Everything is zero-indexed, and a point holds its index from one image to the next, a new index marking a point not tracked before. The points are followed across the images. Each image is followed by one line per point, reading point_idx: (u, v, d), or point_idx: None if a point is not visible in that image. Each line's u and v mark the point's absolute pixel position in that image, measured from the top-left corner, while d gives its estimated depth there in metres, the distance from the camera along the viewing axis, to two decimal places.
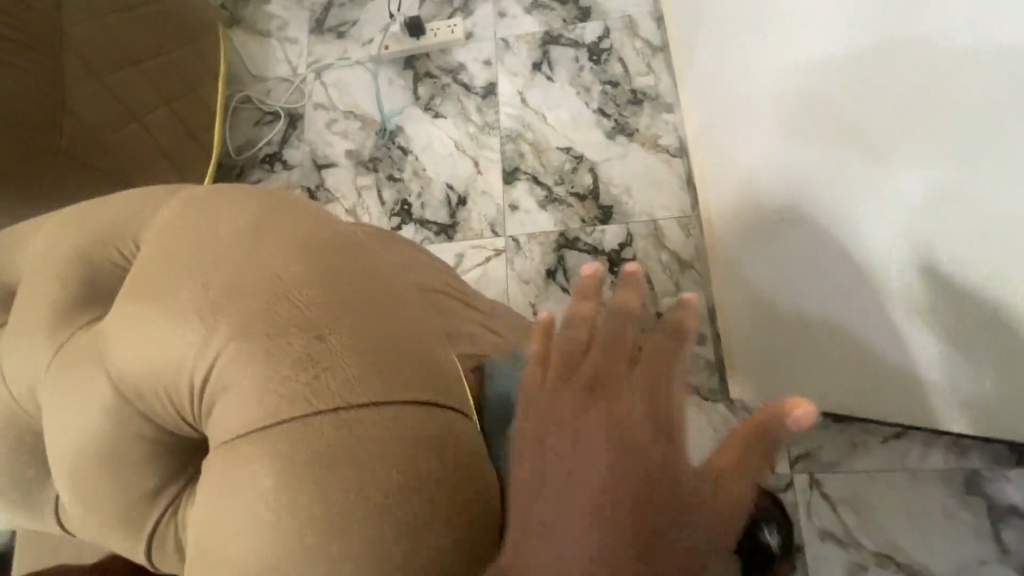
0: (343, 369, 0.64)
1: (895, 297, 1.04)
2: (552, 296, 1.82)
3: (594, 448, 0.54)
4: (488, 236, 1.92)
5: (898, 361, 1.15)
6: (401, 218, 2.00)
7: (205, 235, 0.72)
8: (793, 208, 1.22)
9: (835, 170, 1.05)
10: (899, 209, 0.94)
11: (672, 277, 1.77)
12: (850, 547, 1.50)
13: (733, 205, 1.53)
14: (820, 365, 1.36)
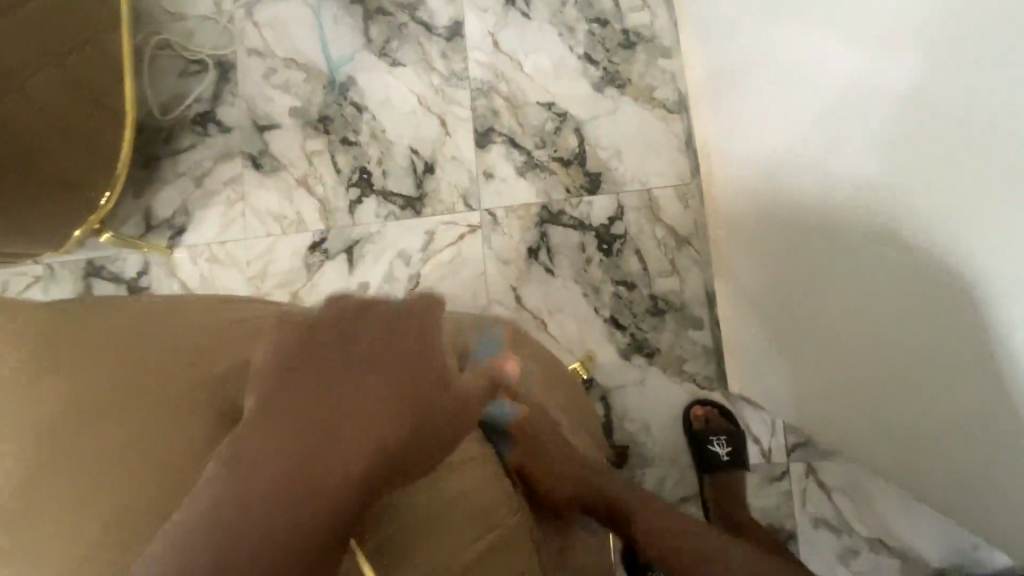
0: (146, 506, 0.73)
1: (870, 328, 0.97)
2: (534, 278, 1.65)
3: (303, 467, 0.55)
4: (461, 209, 1.70)
5: (868, 392, 1.05)
6: (361, 188, 1.76)
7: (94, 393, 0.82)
8: (797, 241, 1.15)
9: (831, 209, 1.00)
10: (885, 225, 0.87)
11: (668, 254, 1.60)
12: (843, 533, 1.49)
13: (733, 219, 1.46)
14: (815, 389, 1.25)
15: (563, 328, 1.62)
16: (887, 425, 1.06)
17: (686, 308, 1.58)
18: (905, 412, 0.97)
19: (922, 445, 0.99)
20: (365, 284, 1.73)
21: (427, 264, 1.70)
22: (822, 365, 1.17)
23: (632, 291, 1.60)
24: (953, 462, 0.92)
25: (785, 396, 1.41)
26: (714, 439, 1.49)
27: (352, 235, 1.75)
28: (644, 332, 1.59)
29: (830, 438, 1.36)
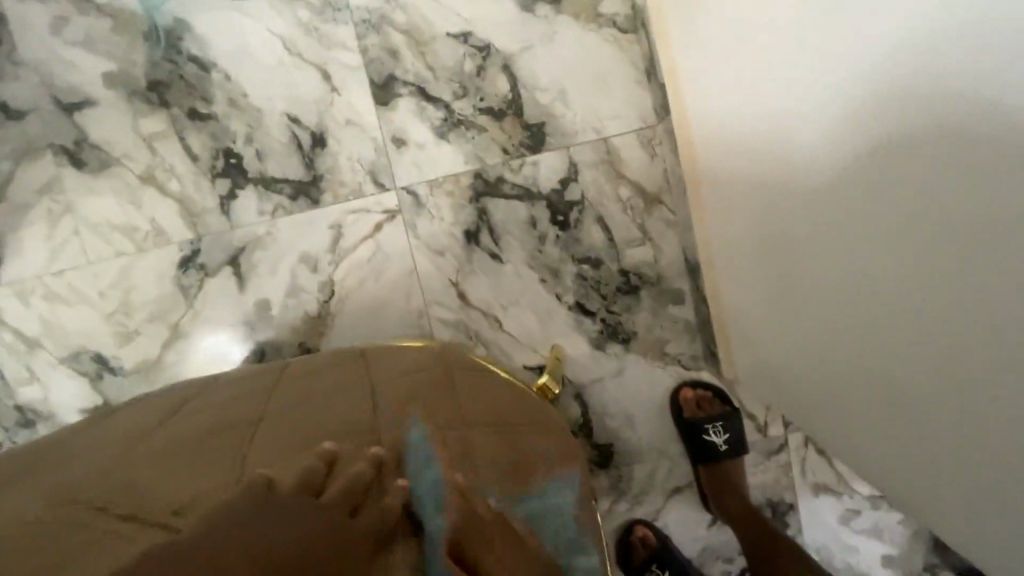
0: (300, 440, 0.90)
1: (874, 325, 0.85)
2: (479, 267, 1.33)
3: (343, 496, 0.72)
4: (372, 190, 1.31)
5: (880, 392, 0.89)
6: (232, 178, 1.32)
7: (225, 438, 0.91)
8: (767, 228, 1.04)
9: (814, 202, 0.89)
10: (886, 216, 0.75)
11: (636, 218, 1.31)
12: (844, 495, 1.40)
13: (713, 187, 1.17)
14: (827, 396, 1.05)
15: (522, 322, 1.34)
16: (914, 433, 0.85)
17: (663, 281, 1.33)
18: (938, 411, 0.78)
19: (969, 468, 0.76)
20: (266, 301, 1.35)
21: (340, 267, 1.33)
22: (835, 377, 0.99)
23: (599, 270, 1.32)
24: (1005, 489, 0.70)
25: (786, 386, 1.19)
26: (711, 427, 1.31)
27: (233, 242, 1.33)
28: (617, 314, 1.34)
29: (842, 446, 1.13)
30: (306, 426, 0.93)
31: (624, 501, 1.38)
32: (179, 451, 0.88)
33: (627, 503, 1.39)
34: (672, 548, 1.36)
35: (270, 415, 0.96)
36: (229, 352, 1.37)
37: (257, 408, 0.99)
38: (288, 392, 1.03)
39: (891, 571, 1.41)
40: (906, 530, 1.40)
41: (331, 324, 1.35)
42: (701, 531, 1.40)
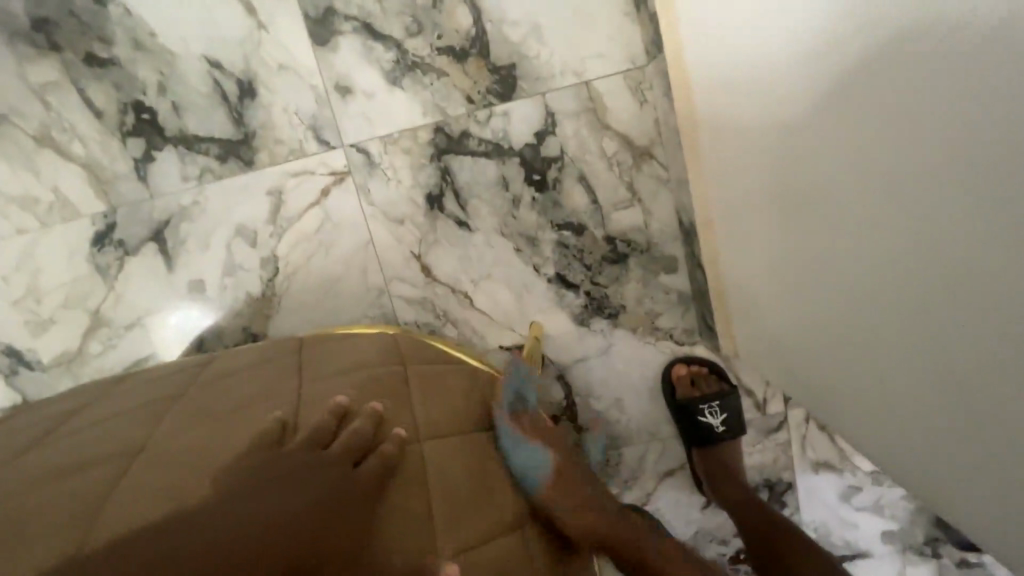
0: (262, 404, 0.82)
1: (873, 310, 0.74)
2: (444, 236, 1.16)
3: (325, 480, 0.68)
4: (315, 150, 1.12)
5: (887, 379, 0.77)
6: (146, 137, 1.11)
7: (177, 411, 0.83)
8: (755, 197, 0.92)
9: (803, 172, 0.78)
10: (881, 187, 0.65)
11: (624, 176, 1.15)
12: (845, 473, 1.31)
13: (709, 147, 1.00)
14: (831, 382, 0.92)
15: (496, 297, 1.18)
16: (925, 420, 0.73)
17: (655, 248, 1.18)
18: (948, 395, 0.67)
19: (986, 460, 0.64)
20: (200, 282, 1.17)
21: (284, 241, 1.15)
22: (841, 359, 0.86)
23: (581, 235, 1.16)
24: None
25: (789, 370, 1.05)
26: (708, 408, 1.18)
27: (154, 213, 1.14)
28: (603, 287, 1.19)
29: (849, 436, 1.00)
30: (260, 402, 0.83)
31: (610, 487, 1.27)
32: (112, 437, 0.79)
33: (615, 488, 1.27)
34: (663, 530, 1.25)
35: (223, 388, 0.87)
36: (162, 340, 1.20)
37: (202, 386, 0.89)
38: (241, 370, 0.92)
39: (892, 547, 1.33)
40: (908, 505, 1.32)
41: (278, 306, 1.18)
42: (694, 515, 1.28)
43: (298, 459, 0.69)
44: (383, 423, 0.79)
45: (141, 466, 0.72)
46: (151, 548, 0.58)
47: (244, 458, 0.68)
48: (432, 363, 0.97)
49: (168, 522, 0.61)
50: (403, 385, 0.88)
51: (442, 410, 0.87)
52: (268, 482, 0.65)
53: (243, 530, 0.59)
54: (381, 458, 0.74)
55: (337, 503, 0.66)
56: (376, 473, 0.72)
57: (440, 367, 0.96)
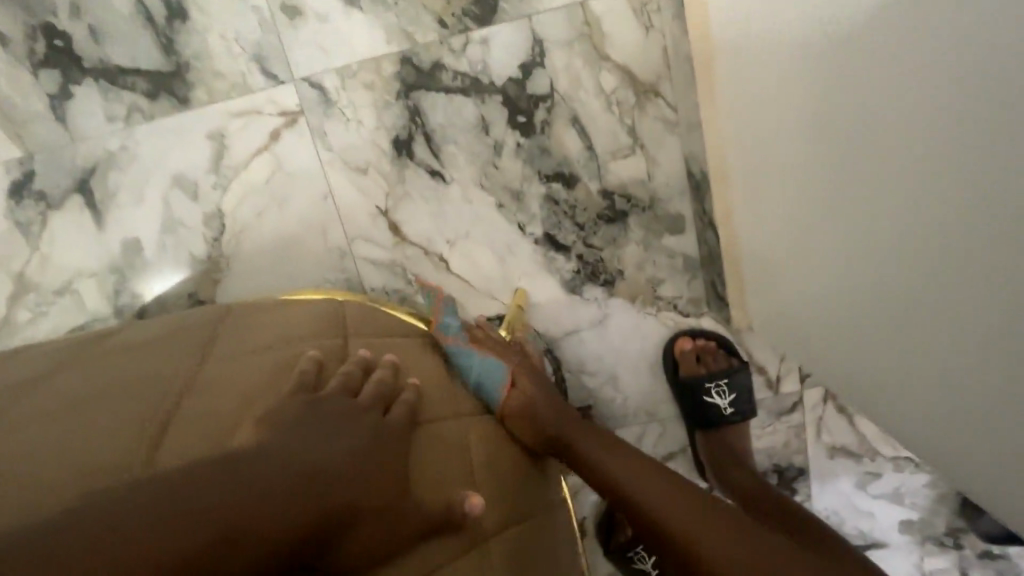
0: (233, 359, 0.70)
1: (870, 294, 0.65)
2: (414, 188, 1.00)
3: (358, 424, 0.63)
4: (260, 85, 0.95)
5: (894, 366, 0.66)
6: (61, 68, 0.94)
7: (121, 371, 0.68)
8: (758, 160, 0.81)
9: (803, 134, 0.67)
10: (876, 152, 0.56)
11: (624, 119, 0.98)
12: (864, 458, 1.18)
13: (719, 92, 0.86)
14: (850, 366, 0.77)
15: (476, 260, 1.03)
16: (938, 412, 0.62)
17: (658, 204, 1.02)
18: (994, 391, 0.52)
19: None
20: (136, 241, 1.02)
21: (230, 193, 0.99)
22: (862, 342, 0.71)
23: (574, 189, 1.01)
24: None
25: (803, 348, 0.90)
26: (714, 387, 1.05)
27: (78, 159, 0.98)
28: (598, 250, 1.04)
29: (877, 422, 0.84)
30: (249, 354, 0.71)
31: None
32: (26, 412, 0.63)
33: None
34: None
35: (167, 341, 0.73)
36: (91, 308, 1.04)
37: (123, 345, 0.73)
38: (169, 327, 0.77)
39: (909, 538, 1.21)
40: (930, 493, 1.20)
41: (226, 268, 1.03)
42: None
43: (332, 405, 0.64)
44: (397, 374, 0.73)
45: (114, 427, 0.60)
46: (175, 496, 0.46)
47: (269, 416, 0.60)
48: (392, 330, 0.82)
49: (184, 487, 0.47)
50: (406, 340, 0.82)
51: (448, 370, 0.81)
52: (305, 428, 0.59)
53: (295, 484, 0.53)
54: (405, 410, 0.69)
55: (378, 445, 0.62)
56: (403, 421, 0.67)
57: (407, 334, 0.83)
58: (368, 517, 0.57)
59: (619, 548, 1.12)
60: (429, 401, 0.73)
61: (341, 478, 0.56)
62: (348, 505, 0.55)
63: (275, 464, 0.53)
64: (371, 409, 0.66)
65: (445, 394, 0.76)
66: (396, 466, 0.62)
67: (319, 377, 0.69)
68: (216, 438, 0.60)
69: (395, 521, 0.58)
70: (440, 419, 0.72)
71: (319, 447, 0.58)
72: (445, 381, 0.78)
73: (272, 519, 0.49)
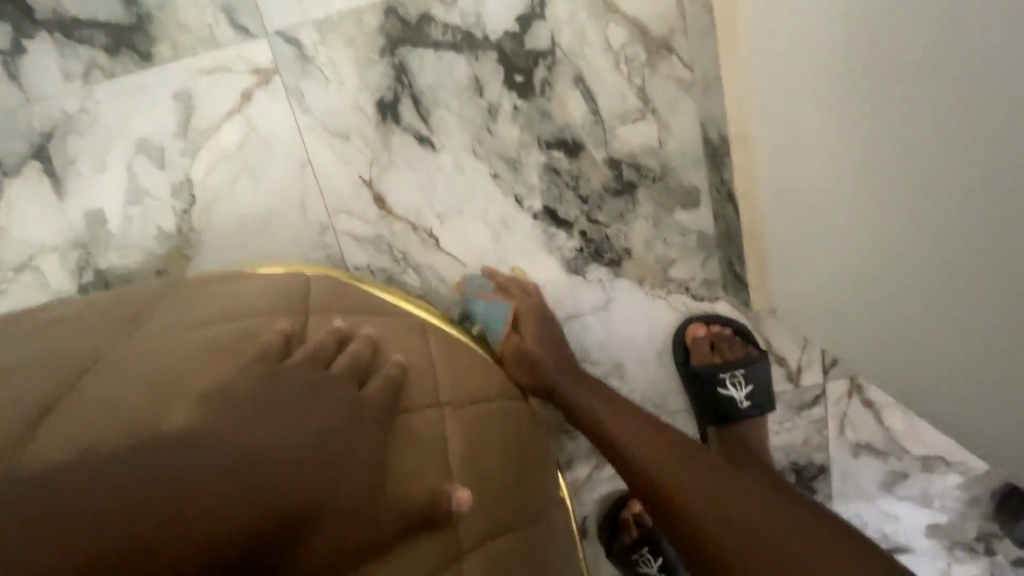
0: (190, 332, 0.61)
1: (947, 273, 0.56)
2: (401, 155, 0.91)
3: (336, 406, 0.55)
4: (232, 40, 0.87)
5: (943, 345, 0.60)
6: (14, 20, 0.85)
7: (58, 343, 0.59)
8: (792, 118, 0.71)
9: (849, 88, 0.60)
10: (968, 92, 0.47)
11: (633, 78, 0.88)
12: (890, 457, 1.08)
13: (750, 45, 0.77)
14: (904, 352, 0.68)
15: (469, 235, 0.94)
16: (993, 393, 0.56)
17: (671, 175, 0.93)
18: None
19: None
20: (99, 215, 0.92)
21: (200, 161, 0.91)
22: (926, 326, 0.62)
23: (577, 156, 0.91)
24: None
25: (843, 333, 0.80)
26: (729, 378, 0.96)
27: (32, 122, 0.89)
28: (603, 226, 0.94)
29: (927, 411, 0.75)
30: (203, 327, 0.62)
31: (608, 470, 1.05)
32: None
33: (613, 470, 1.05)
34: None
35: (113, 316, 0.64)
36: (43, 290, 0.93)
37: (60, 319, 0.64)
38: (118, 301, 0.68)
39: (937, 543, 1.11)
40: (963, 496, 1.09)
41: (198, 244, 0.93)
42: None
43: (298, 375, 0.55)
44: (374, 352, 0.65)
45: (37, 399, 0.51)
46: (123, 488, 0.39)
47: (228, 386, 0.50)
48: (373, 307, 0.73)
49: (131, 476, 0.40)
50: (386, 316, 0.73)
51: (437, 348, 0.71)
52: (273, 407, 0.50)
53: (254, 470, 0.45)
54: (382, 385, 0.61)
55: (355, 433, 0.54)
56: (384, 408, 0.59)
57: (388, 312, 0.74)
58: (346, 517, 0.49)
59: (624, 550, 1.04)
60: (414, 382, 0.65)
61: (307, 461, 0.48)
62: (315, 495, 0.48)
63: (239, 453, 0.45)
64: (349, 388, 0.58)
65: (432, 373, 0.67)
66: (376, 458, 0.55)
67: (288, 347, 0.60)
68: (154, 405, 0.50)
69: (377, 522, 0.51)
70: (426, 404, 0.64)
71: (291, 432, 0.49)
72: (433, 359, 0.69)
73: (226, 505, 0.42)
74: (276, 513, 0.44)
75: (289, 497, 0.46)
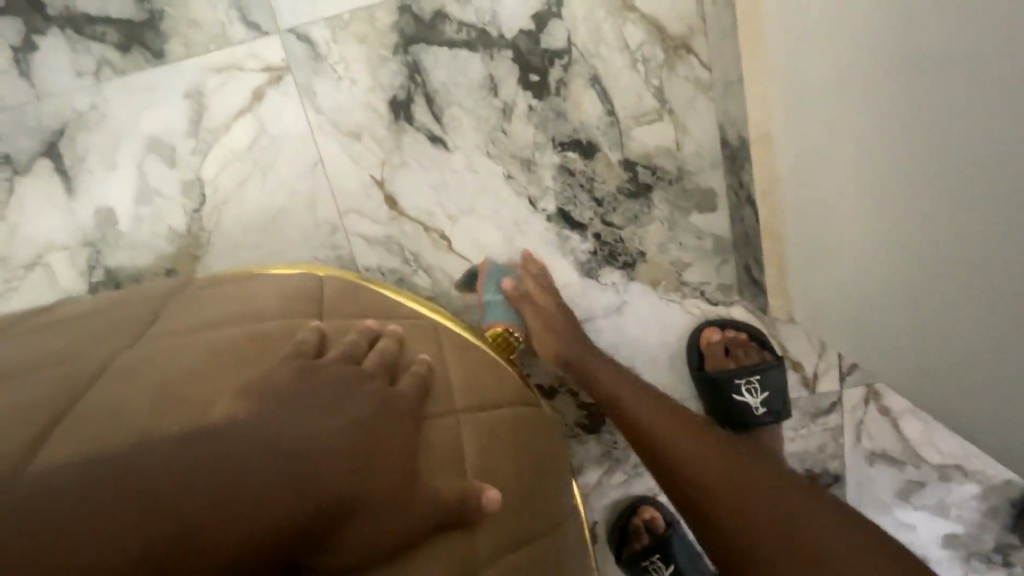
0: (219, 327, 0.61)
1: (964, 279, 0.54)
2: (413, 155, 0.90)
3: (365, 400, 0.53)
4: (244, 37, 0.86)
5: (967, 351, 0.57)
6: (25, 16, 0.85)
7: (92, 336, 0.60)
8: (812, 119, 0.70)
9: (875, 79, 0.57)
10: (997, 96, 0.45)
11: (650, 78, 0.87)
12: (907, 465, 1.06)
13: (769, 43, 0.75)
14: (924, 360, 0.66)
15: (481, 236, 0.93)
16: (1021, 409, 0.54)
17: (686, 177, 0.91)
18: None
19: None
20: (108, 214, 0.91)
21: (210, 159, 0.90)
22: (942, 334, 0.60)
23: (592, 157, 0.90)
24: None
25: (860, 338, 0.78)
26: (744, 384, 0.94)
27: (42, 120, 0.88)
28: (617, 228, 0.93)
29: (945, 421, 0.73)
30: (227, 326, 0.62)
31: (619, 476, 1.04)
32: None
33: (624, 476, 1.04)
34: (683, 537, 1.02)
35: (141, 311, 0.65)
36: (52, 289, 0.93)
37: (83, 314, 0.64)
38: (143, 296, 0.68)
39: (952, 554, 1.08)
40: (982, 507, 1.07)
41: (208, 243, 0.92)
42: None
43: (332, 371, 0.55)
44: (401, 349, 0.64)
45: (73, 396, 0.52)
46: (152, 491, 0.39)
47: (260, 385, 0.50)
48: (386, 309, 0.72)
49: (161, 480, 0.40)
50: (410, 316, 0.72)
51: (459, 349, 0.71)
52: (302, 402, 0.49)
53: (283, 465, 0.43)
54: (413, 383, 0.60)
55: (386, 426, 0.52)
56: (415, 403, 0.58)
57: (404, 313, 0.73)
58: (382, 510, 0.47)
59: (633, 556, 1.03)
60: (442, 381, 0.64)
61: (337, 453, 0.47)
62: (341, 493, 0.45)
63: (268, 450, 0.44)
64: (379, 384, 0.57)
65: (458, 374, 0.67)
66: (409, 451, 0.53)
67: (318, 344, 0.59)
68: (185, 401, 0.50)
69: (413, 515, 0.49)
70: (457, 403, 0.63)
71: (322, 426, 0.48)
72: (457, 361, 0.69)
73: (236, 513, 0.40)
74: (307, 509, 0.43)
75: (319, 492, 0.44)
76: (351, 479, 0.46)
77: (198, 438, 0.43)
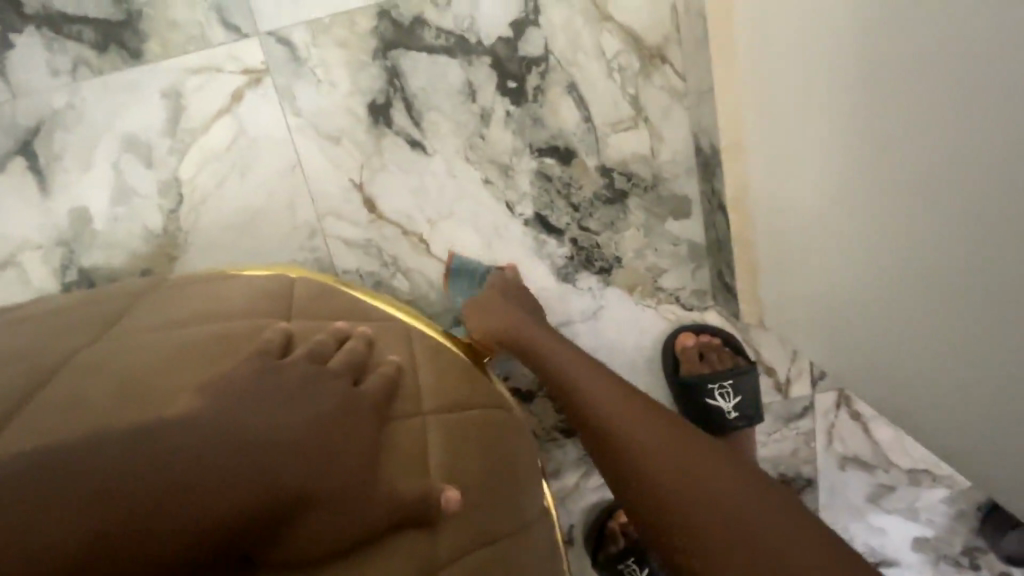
0: (185, 326, 0.61)
1: (931, 282, 0.56)
2: (392, 159, 0.90)
3: (329, 396, 0.54)
4: (223, 39, 0.86)
5: (934, 355, 0.59)
6: (1, 14, 0.84)
7: (55, 334, 0.59)
8: (781, 130, 0.71)
9: (845, 88, 0.58)
10: (961, 106, 0.47)
11: (626, 86, 0.89)
12: (878, 469, 1.08)
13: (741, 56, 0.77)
14: (891, 364, 0.68)
15: (459, 240, 0.93)
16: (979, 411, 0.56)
17: (661, 184, 0.93)
18: None
19: None
20: (84, 213, 0.90)
21: (188, 159, 0.89)
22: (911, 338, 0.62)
23: (569, 163, 0.91)
24: None
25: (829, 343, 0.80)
26: (718, 389, 0.95)
27: (17, 118, 0.87)
28: (594, 234, 0.94)
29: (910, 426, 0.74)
30: (195, 325, 0.61)
31: (596, 479, 1.04)
32: None
33: (600, 479, 1.04)
34: None
35: (108, 310, 0.64)
36: (26, 289, 0.92)
37: (48, 314, 0.63)
38: (112, 296, 0.67)
39: (922, 557, 1.10)
40: (951, 510, 1.09)
41: (185, 244, 0.92)
42: None
43: (298, 369, 0.55)
44: (370, 350, 0.65)
45: (31, 392, 0.51)
46: (107, 481, 0.39)
47: (222, 380, 0.50)
48: (360, 311, 0.73)
49: (117, 470, 0.40)
50: (383, 318, 0.73)
51: (429, 351, 0.71)
52: (266, 396, 0.49)
53: (245, 455, 0.44)
54: (381, 382, 0.61)
55: (350, 422, 0.53)
56: (380, 401, 0.59)
57: (377, 316, 0.73)
58: (343, 501, 0.48)
59: (608, 560, 1.03)
60: (410, 382, 0.64)
61: (301, 446, 0.47)
62: (301, 484, 0.46)
63: (228, 442, 0.44)
64: (345, 381, 0.57)
65: (426, 375, 0.67)
66: (372, 446, 0.53)
67: (285, 343, 0.59)
68: (145, 396, 0.49)
69: (373, 507, 0.50)
70: (424, 402, 0.64)
71: (285, 418, 0.48)
72: (427, 363, 0.69)
73: (187, 503, 0.40)
74: (264, 499, 0.43)
75: (279, 482, 0.44)
76: (312, 470, 0.47)
77: (156, 429, 0.43)
